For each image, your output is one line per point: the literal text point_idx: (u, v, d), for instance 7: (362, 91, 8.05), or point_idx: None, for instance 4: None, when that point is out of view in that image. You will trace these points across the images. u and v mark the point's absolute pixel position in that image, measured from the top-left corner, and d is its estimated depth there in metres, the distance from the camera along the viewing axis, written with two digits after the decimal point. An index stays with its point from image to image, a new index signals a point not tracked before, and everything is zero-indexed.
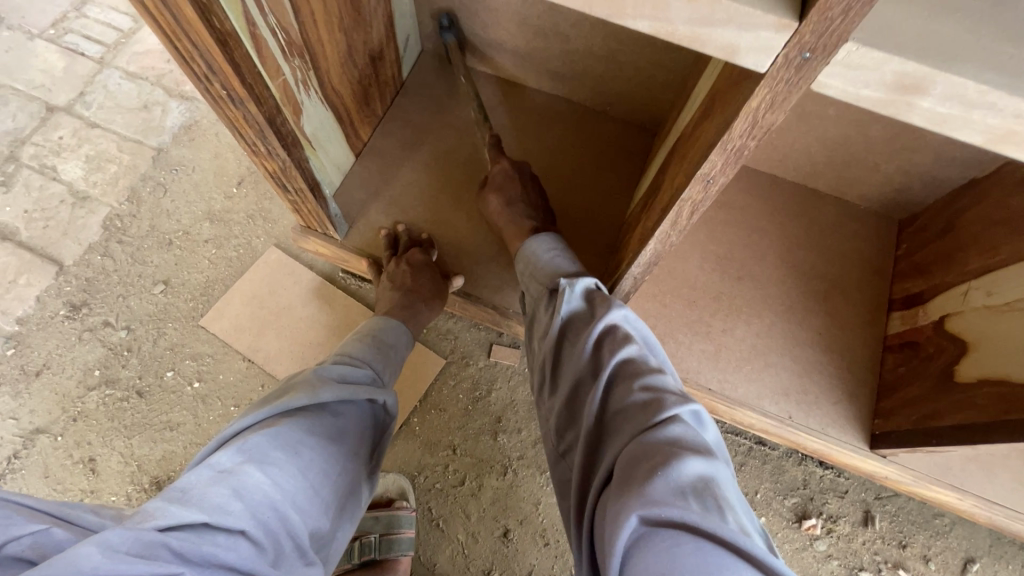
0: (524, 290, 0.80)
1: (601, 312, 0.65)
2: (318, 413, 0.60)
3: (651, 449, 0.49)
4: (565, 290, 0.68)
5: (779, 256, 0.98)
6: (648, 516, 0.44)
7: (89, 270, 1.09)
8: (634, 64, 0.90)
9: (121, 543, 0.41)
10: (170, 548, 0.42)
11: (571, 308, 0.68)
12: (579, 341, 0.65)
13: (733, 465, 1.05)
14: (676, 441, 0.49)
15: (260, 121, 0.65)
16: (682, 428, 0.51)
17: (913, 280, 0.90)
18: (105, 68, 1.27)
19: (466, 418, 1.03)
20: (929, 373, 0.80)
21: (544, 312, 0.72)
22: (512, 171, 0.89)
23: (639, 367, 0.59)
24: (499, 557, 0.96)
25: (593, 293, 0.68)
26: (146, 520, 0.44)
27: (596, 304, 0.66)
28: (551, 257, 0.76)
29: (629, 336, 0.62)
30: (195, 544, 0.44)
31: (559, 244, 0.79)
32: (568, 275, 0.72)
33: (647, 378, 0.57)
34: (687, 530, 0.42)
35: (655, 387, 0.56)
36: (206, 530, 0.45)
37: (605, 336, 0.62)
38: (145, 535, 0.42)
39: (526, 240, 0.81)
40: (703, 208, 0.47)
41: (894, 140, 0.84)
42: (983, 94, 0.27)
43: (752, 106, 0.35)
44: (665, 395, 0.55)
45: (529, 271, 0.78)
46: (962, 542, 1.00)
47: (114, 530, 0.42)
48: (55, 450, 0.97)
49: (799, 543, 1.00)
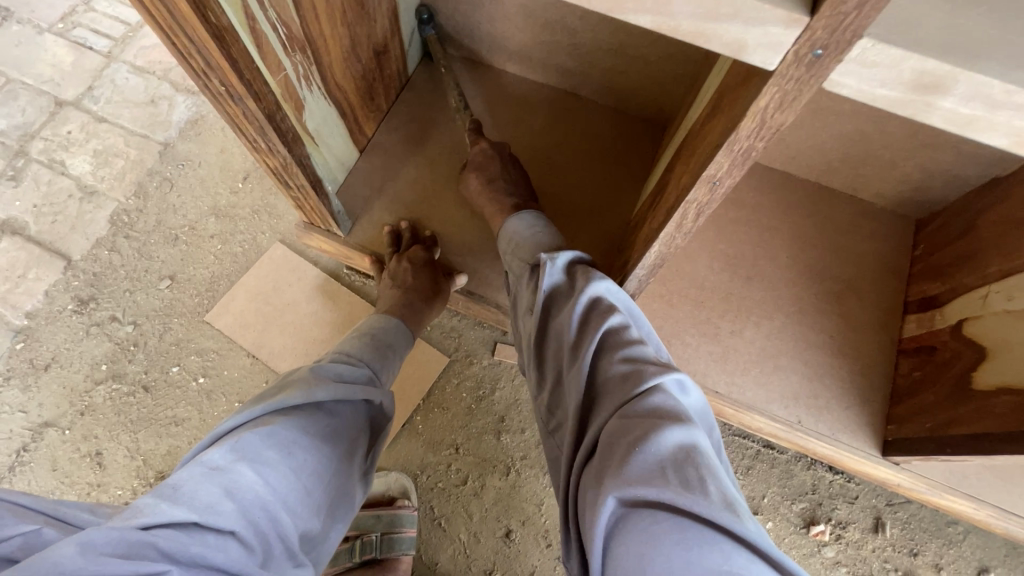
0: (507, 268, 0.77)
1: (583, 286, 0.62)
2: (313, 412, 0.59)
3: (632, 424, 0.48)
4: (546, 263, 0.67)
5: (791, 256, 0.96)
6: (626, 496, 0.43)
7: (97, 265, 1.10)
8: (642, 59, 0.87)
9: (105, 544, 0.42)
10: (156, 548, 0.43)
11: (553, 282, 0.66)
12: (560, 316, 0.63)
13: (740, 469, 1.03)
14: (656, 412, 0.48)
15: (259, 117, 0.64)
16: (663, 398, 0.50)
17: (930, 282, 0.87)
18: (113, 62, 1.27)
19: (469, 417, 1.02)
20: (946, 379, 0.77)
21: (526, 288, 0.69)
22: (490, 150, 0.89)
23: (621, 340, 0.57)
24: (501, 557, 0.95)
25: (574, 268, 0.66)
26: (134, 518, 0.45)
27: (577, 277, 0.64)
28: (533, 233, 0.75)
29: (611, 306, 0.60)
30: (183, 545, 0.44)
31: (541, 220, 0.78)
32: (550, 251, 0.71)
33: (628, 350, 0.56)
34: (664, 508, 0.42)
35: (637, 358, 0.55)
36: (196, 530, 0.46)
37: (586, 309, 0.60)
38: (132, 535, 0.43)
39: (507, 219, 0.80)
40: (709, 210, 0.46)
41: (914, 136, 0.81)
42: (1009, 94, 0.25)
43: (760, 106, 0.33)
44: (646, 366, 0.53)
45: (511, 250, 0.76)
46: (976, 551, 0.98)
47: (101, 530, 0.43)
48: (63, 444, 0.98)
49: (807, 549, 0.99)
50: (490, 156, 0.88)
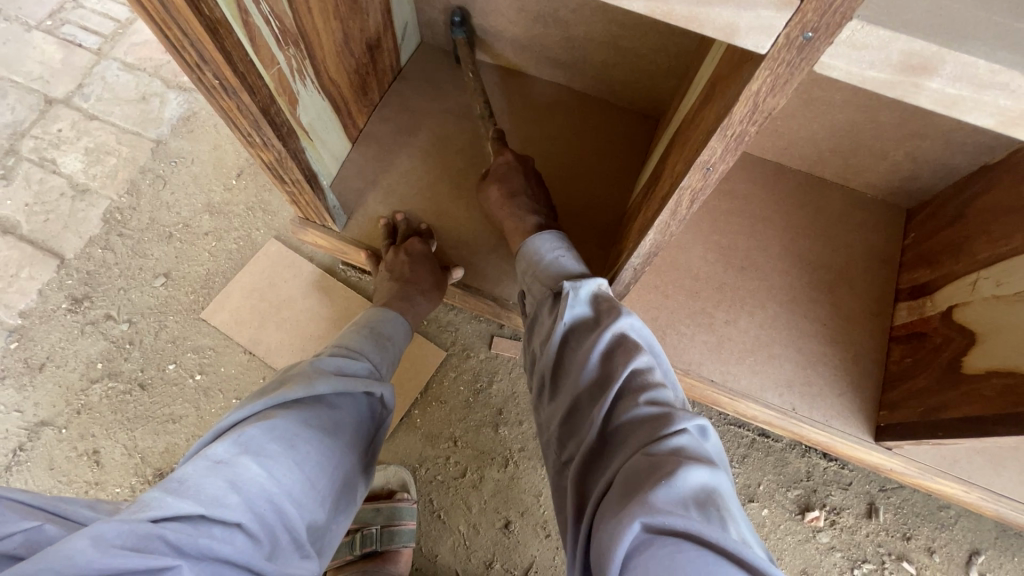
0: (524, 289, 0.78)
1: (608, 321, 0.63)
2: (315, 405, 0.60)
3: (656, 460, 0.48)
4: (570, 292, 0.66)
5: (784, 245, 0.97)
6: (650, 524, 0.43)
7: (90, 263, 1.09)
8: (636, 51, 0.88)
9: (115, 536, 0.42)
10: (165, 540, 0.43)
11: (575, 313, 0.66)
12: (582, 347, 0.63)
13: (735, 457, 1.04)
14: (680, 453, 0.49)
15: (254, 111, 0.64)
16: (688, 441, 0.51)
17: (921, 269, 0.89)
18: (103, 60, 1.26)
19: (467, 410, 1.03)
20: (936, 364, 0.79)
21: (547, 316, 0.69)
22: (516, 163, 0.88)
23: (645, 379, 0.57)
24: (500, 548, 0.96)
25: (599, 299, 0.66)
26: (141, 511, 0.45)
27: (603, 311, 0.65)
28: (556, 257, 0.75)
29: (636, 344, 0.61)
30: (189, 537, 0.45)
31: (563, 244, 0.77)
32: (572, 278, 0.70)
33: (652, 390, 0.56)
34: (688, 539, 0.42)
35: (661, 400, 0.55)
36: (203, 522, 0.46)
37: (611, 344, 0.61)
38: (140, 528, 0.43)
39: (529, 237, 0.80)
40: (703, 197, 0.46)
41: (904, 125, 0.82)
42: (994, 74, 0.26)
43: (752, 89, 0.34)
44: (671, 408, 0.54)
45: (532, 271, 0.76)
46: (967, 534, 1.00)
47: (108, 523, 0.43)
48: (59, 443, 0.98)
49: (802, 535, 1.00)
50: (515, 169, 0.87)
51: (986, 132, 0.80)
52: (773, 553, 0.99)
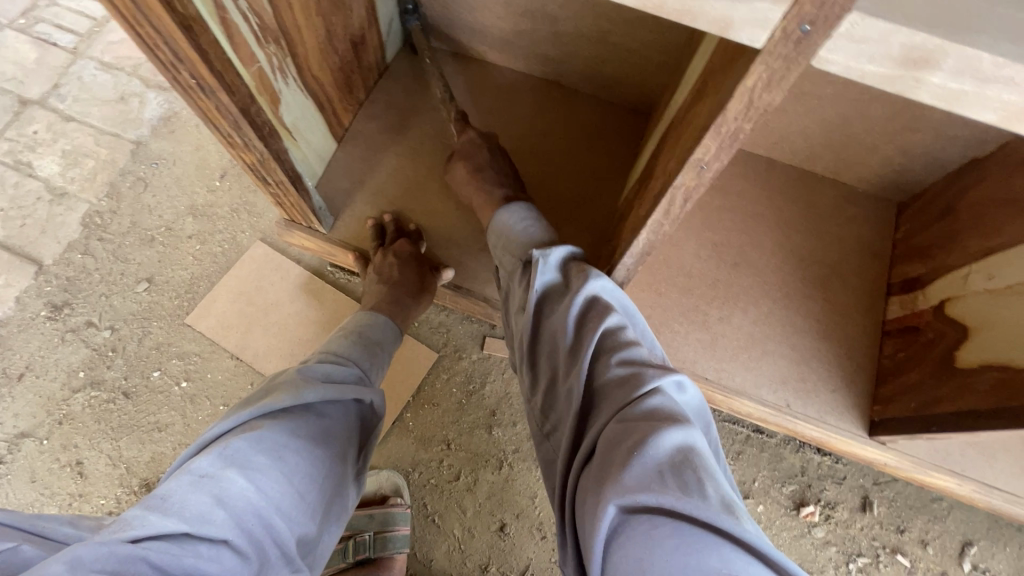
0: (498, 263, 0.76)
1: (578, 284, 0.61)
2: (303, 414, 0.58)
3: (631, 428, 0.47)
4: (538, 261, 0.65)
5: (776, 241, 0.96)
6: (625, 505, 0.42)
7: (70, 269, 1.07)
8: (625, 46, 0.87)
9: (93, 560, 0.40)
10: (147, 562, 0.42)
11: (547, 280, 0.64)
12: (555, 314, 0.61)
13: (730, 454, 1.04)
14: (654, 416, 0.47)
15: (233, 112, 0.62)
16: (661, 400, 0.49)
17: (913, 263, 0.89)
18: (79, 59, 1.23)
19: (459, 412, 1.01)
20: (929, 358, 0.79)
21: (520, 287, 0.68)
22: (479, 139, 0.88)
23: (619, 342, 0.56)
24: (496, 551, 0.95)
25: (569, 267, 0.65)
26: (122, 531, 0.44)
27: (574, 275, 0.63)
28: (526, 227, 0.74)
29: (608, 305, 0.59)
30: (174, 558, 0.43)
31: (532, 214, 0.76)
32: (542, 247, 0.69)
33: (625, 350, 0.55)
34: (663, 513, 0.41)
35: (635, 359, 0.54)
36: (187, 541, 0.45)
37: (582, 309, 0.59)
38: (121, 549, 0.42)
39: (497, 211, 0.78)
40: (696, 195, 0.45)
41: (895, 119, 0.82)
42: (998, 68, 0.25)
43: (747, 85, 0.32)
44: (644, 367, 0.53)
45: (504, 246, 0.74)
46: (960, 525, 1.00)
47: (86, 547, 0.41)
48: (41, 454, 0.95)
49: (797, 531, 1.00)
50: (479, 145, 0.88)
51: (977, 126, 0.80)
52: None
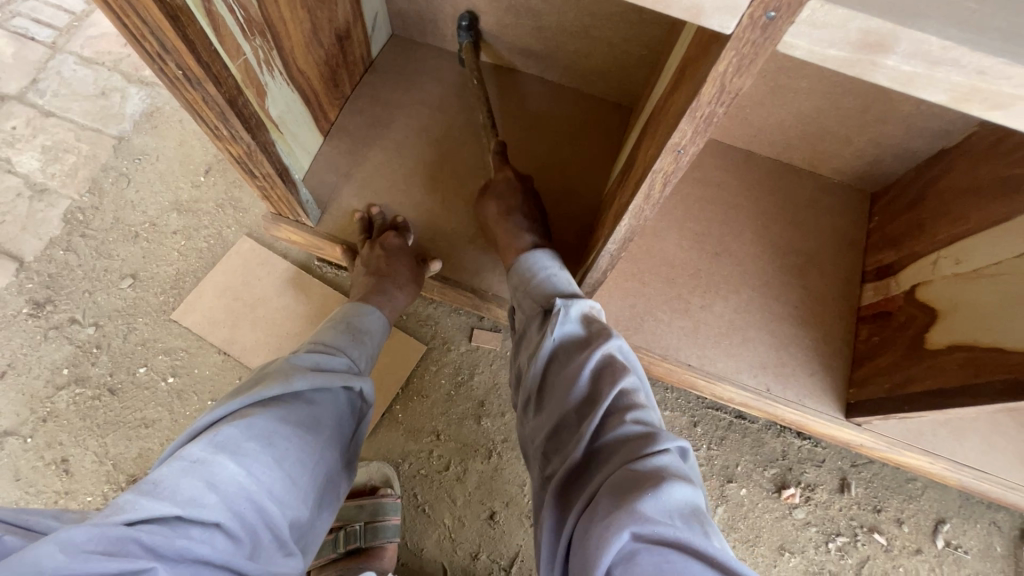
0: (516, 305, 0.77)
1: (598, 340, 0.61)
2: (292, 402, 0.59)
3: (645, 473, 0.48)
4: (560, 311, 0.65)
5: (756, 231, 0.99)
6: (638, 531, 0.43)
7: (52, 266, 1.05)
8: (608, 40, 0.89)
9: (85, 541, 0.41)
10: (139, 543, 0.43)
11: (565, 331, 0.65)
12: (569, 366, 0.61)
13: (714, 439, 1.06)
14: (667, 468, 0.48)
15: (220, 103, 0.62)
16: (671, 461, 0.49)
17: (886, 251, 0.92)
18: (58, 54, 1.21)
19: (448, 403, 1.02)
20: (901, 341, 0.82)
21: (536, 332, 0.69)
22: (515, 181, 0.86)
23: (632, 402, 0.56)
24: (486, 539, 0.96)
25: (590, 319, 0.65)
26: (115, 514, 0.44)
27: (594, 331, 0.64)
28: (549, 275, 0.73)
29: (623, 364, 0.60)
30: (165, 539, 0.44)
31: (558, 262, 0.76)
32: (564, 296, 0.69)
33: (636, 410, 0.55)
34: (675, 548, 0.42)
35: (647, 420, 0.54)
36: (179, 523, 0.45)
37: (599, 365, 0.59)
38: (114, 531, 0.42)
39: (522, 254, 0.79)
40: (675, 179, 0.47)
41: (866, 111, 0.85)
42: (946, 50, 0.27)
43: (719, 70, 0.34)
44: (656, 429, 0.53)
45: (523, 288, 0.75)
46: (934, 504, 1.04)
47: (79, 527, 0.42)
48: (25, 452, 0.94)
49: (779, 512, 1.03)
50: (514, 188, 0.86)
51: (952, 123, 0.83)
52: (751, 531, 1.02)
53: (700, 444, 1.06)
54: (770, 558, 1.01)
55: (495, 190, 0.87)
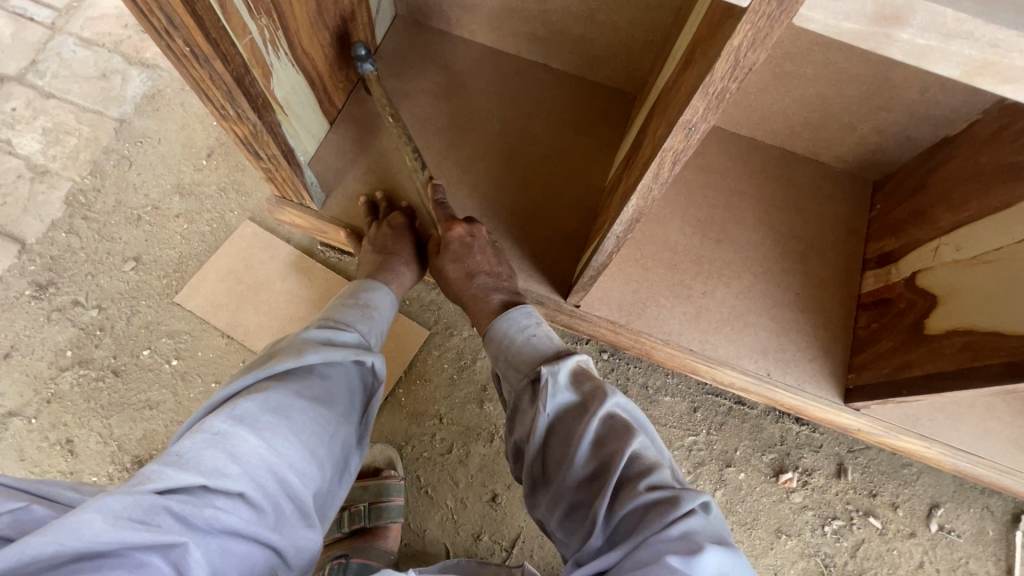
0: (500, 372, 0.73)
1: (594, 404, 0.59)
2: (306, 376, 0.60)
3: (676, 541, 0.46)
4: (548, 380, 0.62)
5: (758, 218, 0.99)
6: None
7: (54, 248, 1.05)
8: (614, 25, 0.89)
9: (122, 508, 0.42)
10: (170, 512, 0.44)
11: (558, 401, 0.61)
12: (569, 439, 0.58)
13: (713, 424, 1.07)
14: (696, 536, 0.47)
15: (227, 81, 0.62)
16: (697, 525, 0.48)
17: (887, 239, 0.93)
18: (57, 35, 1.20)
19: (451, 387, 1.03)
20: (900, 327, 0.83)
21: (527, 405, 0.64)
22: (468, 236, 0.83)
23: (642, 465, 0.54)
24: (488, 520, 0.97)
25: (579, 380, 0.62)
26: (143, 483, 0.45)
27: (586, 393, 0.61)
28: (528, 336, 0.71)
29: (625, 424, 0.57)
30: (195, 509, 0.45)
31: (534, 319, 0.74)
32: (548, 361, 0.67)
33: (651, 473, 0.53)
34: None
35: (663, 483, 0.52)
36: (205, 493, 0.47)
37: (601, 430, 0.57)
38: (146, 500, 0.44)
39: (495, 317, 0.76)
40: (685, 158, 0.47)
41: (870, 98, 0.86)
42: (960, 23, 0.28)
43: (734, 44, 0.34)
44: (675, 490, 0.51)
45: (506, 355, 0.71)
46: (928, 489, 1.06)
47: (113, 495, 0.43)
48: (29, 433, 0.95)
49: (776, 496, 1.04)
50: (469, 245, 0.83)
51: (935, 129, 0.87)
52: (749, 514, 1.03)
53: (699, 429, 1.07)
54: (767, 540, 1.02)
55: (451, 250, 0.82)
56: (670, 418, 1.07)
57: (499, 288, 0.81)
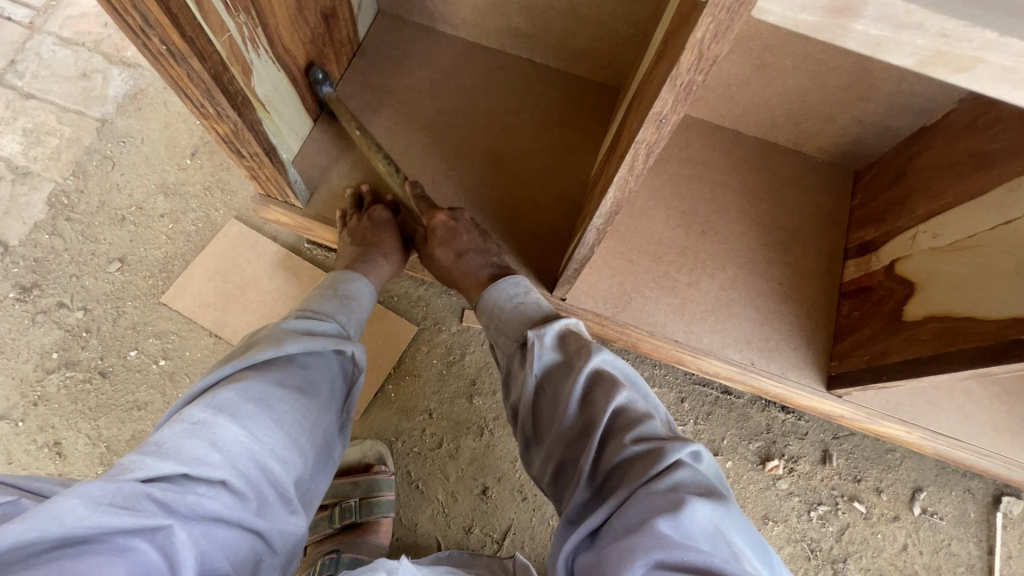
0: (493, 339, 0.74)
1: (579, 362, 0.59)
2: (286, 365, 0.61)
3: (660, 492, 0.47)
4: (534, 342, 0.63)
5: (742, 209, 1.00)
6: (663, 556, 0.43)
7: (37, 250, 1.05)
8: (595, 19, 0.89)
9: (103, 494, 0.43)
10: (152, 499, 0.45)
11: (545, 362, 0.62)
12: (557, 397, 0.59)
13: (701, 414, 1.09)
14: (682, 486, 0.47)
15: (205, 79, 0.62)
16: (685, 475, 0.49)
17: (868, 228, 0.94)
18: (36, 34, 1.19)
19: (440, 382, 1.04)
20: (880, 314, 0.85)
21: (518, 368, 0.66)
22: (454, 221, 0.84)
23: (630, 416, 0.55)
24: (479, 513, 0.98)
25: (567, 340, 0.63)
26: (124, 472, 0.46)
27: (573, 351, 0.62)
28: (516, 304, 0.72)
29: (613, 379, 0.58)
30: (176, 496, 0.46)
31: (523, 287, 0.75)
32: (536, 324, 0.68)
33: (638, 426, 0.54)
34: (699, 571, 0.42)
35: (650, 434, 0.53)
36: (187, 481, 0.47)
37: (588, 387, 0.57)
38: (127, 487, 0.44)
39: (485, 289, 0.77)
40: (658, 150, 0.48)
41: (849, 89, 0.87)
42: (911, 14, 0.29)
43: (698, 37, 0.35)
44: (661, 441, 0.52)
45: (496, 324, 0.73)
46: (911, 473, 1.08)
47: (94, 483, 0.43)
48: (16, 436, 0.94)
49: (763, 483, 1.06)
50: (455, 228, 0.84)
51: (912, 120, 0.88)
52: (736, 502, 1.05)
53: (686, 419, 1.08)
54: (754, 527, 1.04)
55: (438, 234, 0.84)
56: None
57: (489, 263, 0.83)
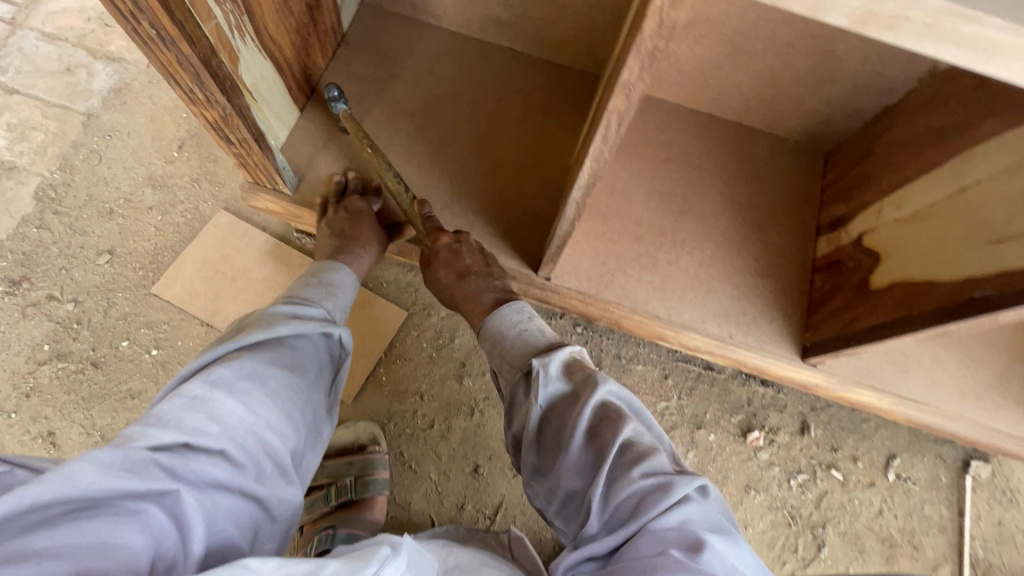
0: (494, 368, 0.75)
1: (585, 394, 0.62)
2: (277, 346, 0.63)
3: (678, 527, 0.51)
4: (540, 371, 0.65)
5: (719, 190, 1.04)
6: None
7: (26, 243, 1.05)
8: (573, 7, 0.93)
9: (112, 460, 0.45)
10: (159, 466, 0.47)
11: (551, 391, 0.64)
12: (563, 428, 0.61)
13: (684, 390, 1.12)
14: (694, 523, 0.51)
15: (194, 63, 0.64)
16: (695, 512, 0.53)
17: (838, 205, 0.98)
18: (18, 30, 1.19)
19: (431, 365, 1.06)
20: (850, 285, 0.89)
21: (522, 397, 0.67)
22: (455, 243, 0.85)
23: (637, 450, 0.57)
24: (471, 490, 1.01)
25: (571, 371, 0.65)
26: (128, 442, 0.47)
27: (578, 382, 0.64)
28: (521, 331, 0.74)
29: (619, 412, 0.60)
30: (181, 463, 0.48)
31: (526, 314, 0.77)
32: (540, 353, 0.69)
33: (647, 461, 0.56)
34: None
35: (657, 469, 0.56)
36: (188, 451, 0.49)
37: (595, 419, 0.60)
38: (134, 454, 0.46)
39: (488, 314, 0.78)
40: (629, 119, 0.51)
41: (816, 71, 0.91)
42: None
43: (658, 5, 0.38)
44: (669, 476, 0.55)
45: (500, 351, 0.74)
46: (885, 441, 1.12)
47: (103, 450, 0.45)
48: (9, 428, 0.95)
49: (745, 454, 1.10)
50: (456, 250, 0.85)
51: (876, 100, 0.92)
52: (719, 473, 1.09)
53: (670, 395, 1.12)
54: (737, 496, 1.08)
55: (439, 257, 0.85)
56: (643, 386, 1.12)
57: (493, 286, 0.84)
